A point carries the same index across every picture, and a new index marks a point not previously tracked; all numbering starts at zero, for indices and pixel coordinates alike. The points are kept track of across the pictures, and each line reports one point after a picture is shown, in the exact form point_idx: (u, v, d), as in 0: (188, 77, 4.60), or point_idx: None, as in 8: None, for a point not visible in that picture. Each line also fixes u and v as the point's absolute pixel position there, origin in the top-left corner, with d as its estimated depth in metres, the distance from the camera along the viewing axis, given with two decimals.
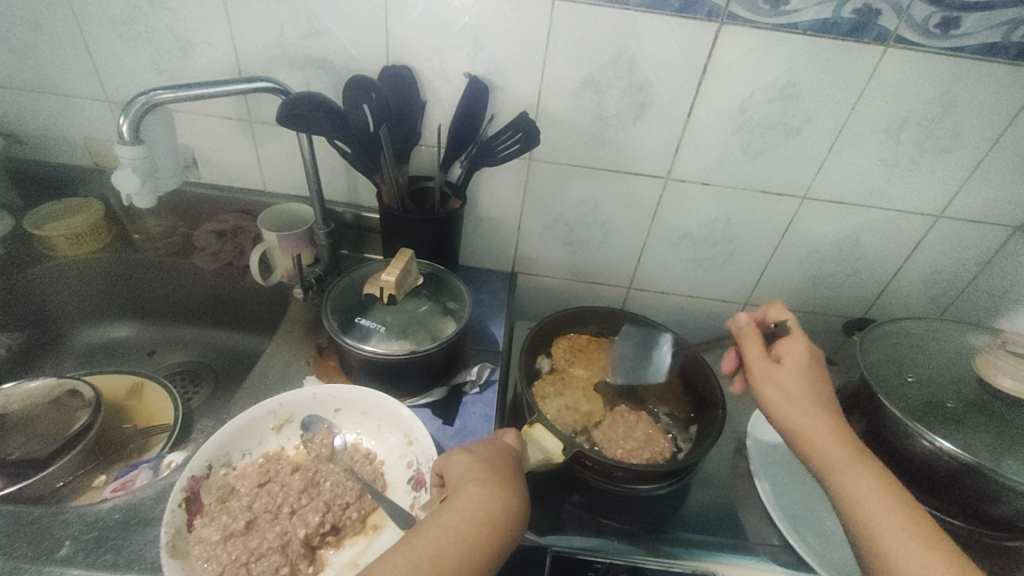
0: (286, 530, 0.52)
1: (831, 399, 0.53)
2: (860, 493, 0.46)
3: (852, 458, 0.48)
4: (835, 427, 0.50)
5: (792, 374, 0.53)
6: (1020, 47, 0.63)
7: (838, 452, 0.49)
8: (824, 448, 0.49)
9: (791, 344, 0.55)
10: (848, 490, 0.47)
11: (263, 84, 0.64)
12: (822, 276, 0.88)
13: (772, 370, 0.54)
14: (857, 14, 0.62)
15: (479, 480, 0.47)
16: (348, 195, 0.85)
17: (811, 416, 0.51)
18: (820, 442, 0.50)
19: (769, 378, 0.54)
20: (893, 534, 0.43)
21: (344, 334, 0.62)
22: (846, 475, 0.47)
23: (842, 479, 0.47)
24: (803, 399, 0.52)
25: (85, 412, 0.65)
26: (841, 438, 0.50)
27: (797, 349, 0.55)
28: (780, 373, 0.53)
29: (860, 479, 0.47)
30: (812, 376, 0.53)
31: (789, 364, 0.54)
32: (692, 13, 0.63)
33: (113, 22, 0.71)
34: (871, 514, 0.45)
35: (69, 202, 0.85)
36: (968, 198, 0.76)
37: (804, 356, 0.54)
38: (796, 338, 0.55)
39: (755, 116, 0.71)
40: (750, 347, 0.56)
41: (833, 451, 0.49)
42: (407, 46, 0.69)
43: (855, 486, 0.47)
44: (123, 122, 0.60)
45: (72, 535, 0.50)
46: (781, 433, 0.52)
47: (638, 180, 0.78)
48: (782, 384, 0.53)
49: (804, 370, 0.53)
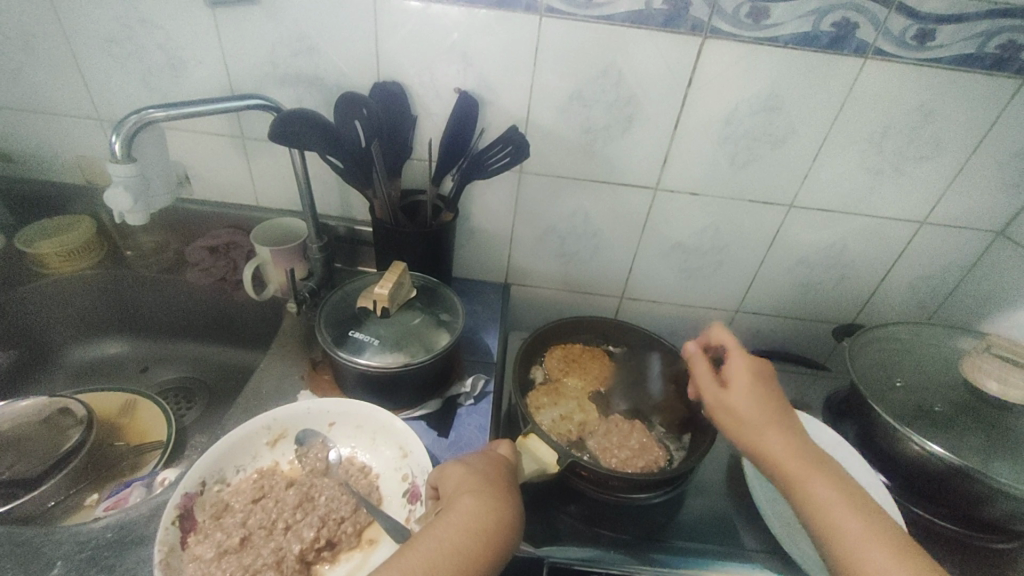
0: (280, 546, 0.52)
1: (783, 412, 0.53)
2: (829, 503, 0.46)
3: (811, 469, 0.49)
4: (789, 440, 0.51)
5: (738, 395, 0.54)
6: (994, 57, 0.65)
7: (796, 465, 0.49)
8: (783, 463, 0.50)
9: (737, 364, 0.56)
10: (817, 500, 0.47)
11: (254, 101, 0.65)
12: (811, 283, 0.89)
13: (721, 394, 0.55)
14: (836, 27, 0.64)
15: (475, 493, 0.48)
16: (341, 209, 0.86)
17: (763, 433, 0.51)
18: (777, 458, 0.50)
19: (720, 403, 0.55)
20: (861, 542, 0.43)
21: (337, 348, 0.62)
22: (809, 487, 0.48)
23: (807, 492, 0.47)
24: (753, 418, 0.52)
25: (76, 431, 0.65)
26: (798, 451, 0.50)
27: (740, 368, 0.56)
28: (727, 396, 0.55)
29: (824, 489, 0.47)
30: (760, 392, 0.54)
31: (733, 385, 0.55)
32: (676, 28, 0.65)
33: (105, 41, 0.72)
34: (842, 522, 0.45)
35: (61, 220, 0.85)
36: (951, 204, 0.77)
37: (748, 374, 0.55)
38: (737, 358, 0.57)
39: (741, 127, 0.72)
40: (699, 372, 0.58)
41: (792, 464, 0.49)
42: (398, 62, 0.71)
43: (819, 498, 0.47)
44: (116, 140, 0.60)
45: (64, 555, 0.49)
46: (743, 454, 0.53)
47: (627, 190, 0.79)
48: (731, 406, 0.54)
49: (748, 388, 0.54)
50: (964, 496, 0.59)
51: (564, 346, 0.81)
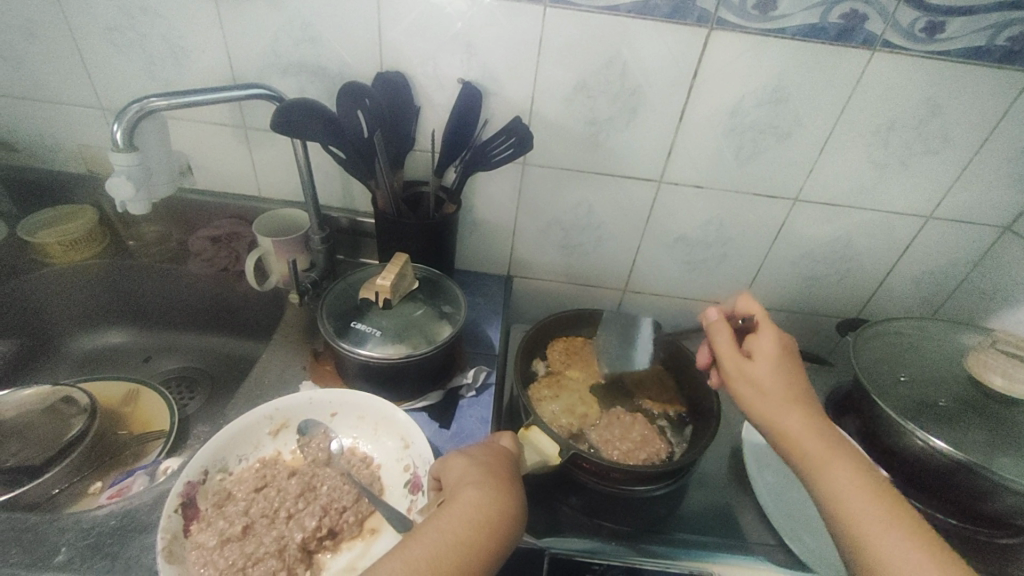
0: (283, 535, 0.52)
1: (804, 389, 0.53)
2: (842, 487, 0.46)
3: (831, 451, 0.48)
4: (812, 419, 0.50)
5: (765, 370, 0.53)
6: (1004, 50, 0.64)
7: (817, 445, 0.49)
8: (806, 441, 0.49)
9: (763, 337, 0.55)
10: (828, 486, 0.47)
11: (256, 91, 0.65)
12: (815, 277, 0.88)
13: (747, 367, 0.54)
14: (844, 18, 0.63)
15: (477, 484, 0.48)
16: (344, 199, 0.86)
17: (788, 409, 0.51)
18: (799, 435, 0.50)
19: (744, 376, 0.54)
20: (875, 531, 0.43)
21: (340, 339, 0.62)
22: (828, 469, 0.47)
23: (824, 474, 0.47)
24: (779, 394, 0.51)
25: (80, 420, 0.65)
26: (819, 430, 0.50)
27: (767, 343, 0.55)
28: (755, 369, 0.53)
29: (841, 471, 0.47)
30: (785, 368, 0.53)
31: (761, 358, 0.54)
32: (682, 18, 0.64)
33: (106, 29, 0.71)
34: (853, 510, 0.45)
35: (63, 209, 0.85)
36: (957, 199, 0.77)
37: (776, 348, 0.54)
38: (766, 331, 0.55)
39: (746, 120, 0.72)
40: (723, 342, 0.56)
41: (813, 444, 0.49)
42: (400, 53, 0.70)
43: (837, 480, 0.47)
44: (117, 129, 0.60)
45: (68, 542, 0.50)
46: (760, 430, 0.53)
47: (631, 183, 0.79)
48: (756, 379, 0.53)
49: (776, 363, 0.53)
50: (968, 491, 0.59)
51: (566, 338, 0.81)
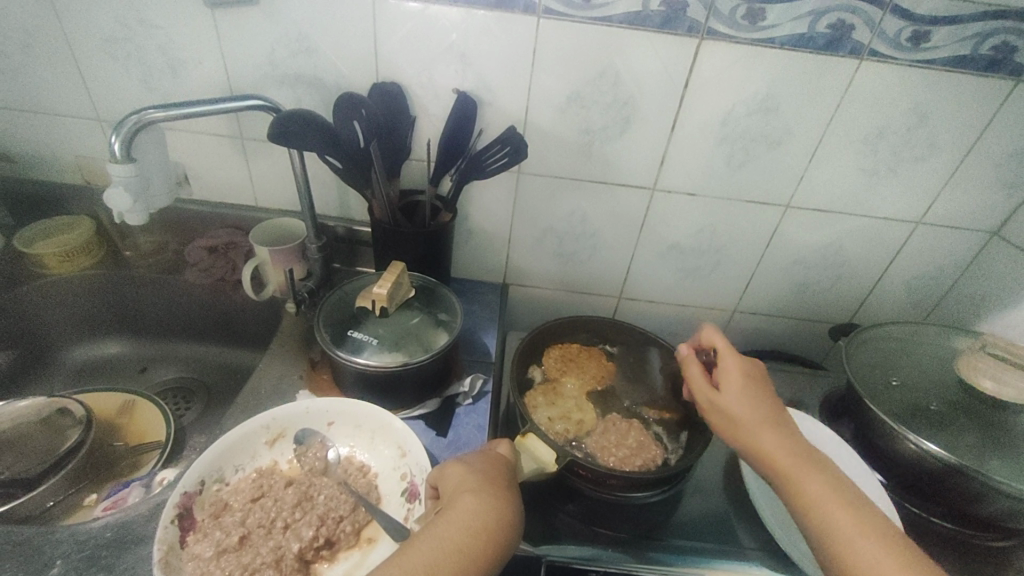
0: (279, 545, 0.52)
1: (777, 413, 0.53)
2: (815, 501, 0.46)
3: (804, 468, 0.49)
4: (785, 437, 0.51)
5: (732, 398, 0.54)
6: (988, 59, 0.65)
7: (790, 461, 0.49)
8: (777, 460, 0.50)
9: (728, 364, 0.57)
10: (803, 499, 0.47)
11: (254, 102, 0.65)
12: (808, 282, 0.89)
13: (714, 397, 0.55)
14: (832, 28, 0.64)
15: (475, 492, 0.48)
16: (340, 209, 0.86)
17: (757, 432, 0.52)
18: (771, 454, 0.50)
19: (713, 405, 0.55)
20: (849, 541, 0.43)
21: (336, 348, 0.62)
22: (800, 484, 0.48)
23: (797, 489, 0.48)
24: (747, 418, 0.52)
25: (76, 431, 0.65)
26: (793, 448, 0.50)
27: (733, 369, 0.56)
28: (721, 399, 0.55)
29: (813, 486, 0.47)
30: (753, 392, 0.54)
31: (727, 387, 0.55)
32: (673, 29, 0.65)
33: (104, 42, 0.72)
34: (827, 521, 0.45)
35: (60, 220, 0.85)
36: (947, 204, 0.78)
37: (741, 376, 0.55)
38: (730, 359, 0.57)
39: (737, 129, 0.73)
40: (693, 375, 0.58)
41: (785, 462, 0.49)
42: (396, 63, 0.71)
43: (815, 497, 0.47)
44: (116, 141, 0.60)
45: (63, 554, 0.49)
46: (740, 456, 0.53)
47: (624, 191, 0.80)
48: (724, 407, 0.54)
49: (742, 389, 0.54)
50: (960, 495, 0.59)
51: (562, 345, 0.81)
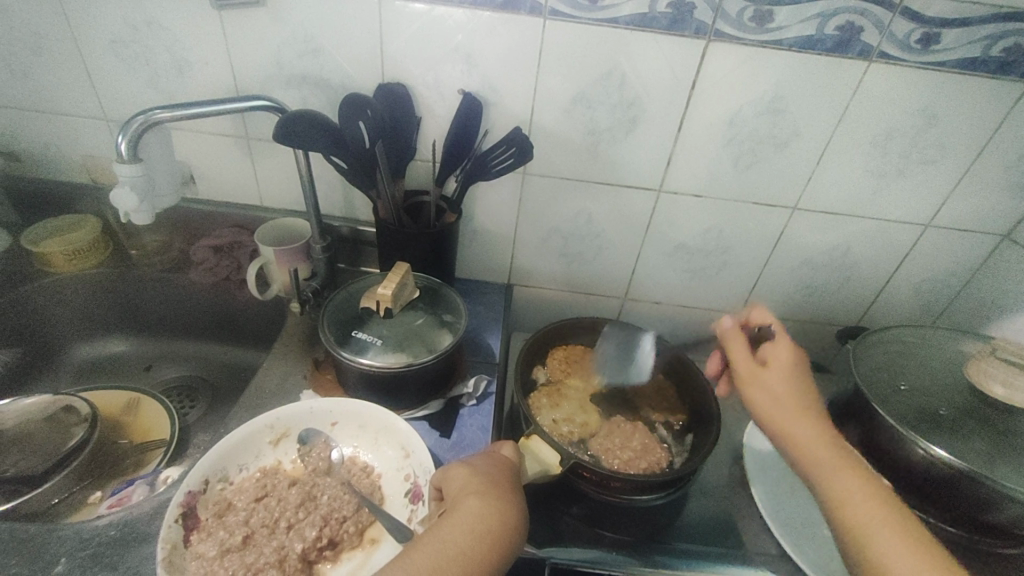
0: (283, 545, 0.52)
1: (818, 401, 0.53)
2: (847, 492, 0.46)
3: (839, 458, 0.48)
4: (823, 426, 0.51)
5: (779, 379, 0.53)
6: (999, 61, 0.64)
7: (827, 451, 0.49)
8: (814, 448, 0.49)
9: (778, 346, 0.56)
10: (834, 489, 0.47)
11: (260, 102, 0.65)
12: (815, 285, 0.89)
13: (760, 375, 0.54)
14: (840, 30, 0.64)
15: (479, 494, 0.48)
16: (345, 209, 0.86)
17: (798, 418, 0.51)
18: (808, 440, 0.50)
19: (756, 383, 0.54)
20: (878, 535, 0.43)
21: (341, 348, 0.62)
22: (833, 473, 0.48)
23: (829, 478, 0.48)
24: (791, 402, 0.52)
25: (80, 429, 0.65)
26: (830, 437, 0.50)
27: (783, 353, 0.55)
28: (767, 378, 0.54)
29: (847, 477, 0.47)
30: (799, 376, 0.54)
31: (774, 368, 0.54)
32: (680, 30, 0.65)
33: (112, 42, 0.72)
34: (856, 512, 0.45)
35: (67, 219, 0.86)
36: (956, 207, 0.77)
37: (791, 359, 0.55)
38: (783, 341, 0.56)
39: (744, 130, 0.72)
40: (737, 350, 0.57)
41: (821, 450, 0.49)
42: (402, 64, 0.71)
43: (846, 488, 0.47)
44: (122, 140, 0.61)
45: (67, 552, 0.50)
46: (768, 437, 0.53)
47: (630, 192, 0.79)
48: (768, 386, 0.53)
49: (788, 374, 0.54)
50: (968, 501, 0.59)
51: (566, 347, 0.81)
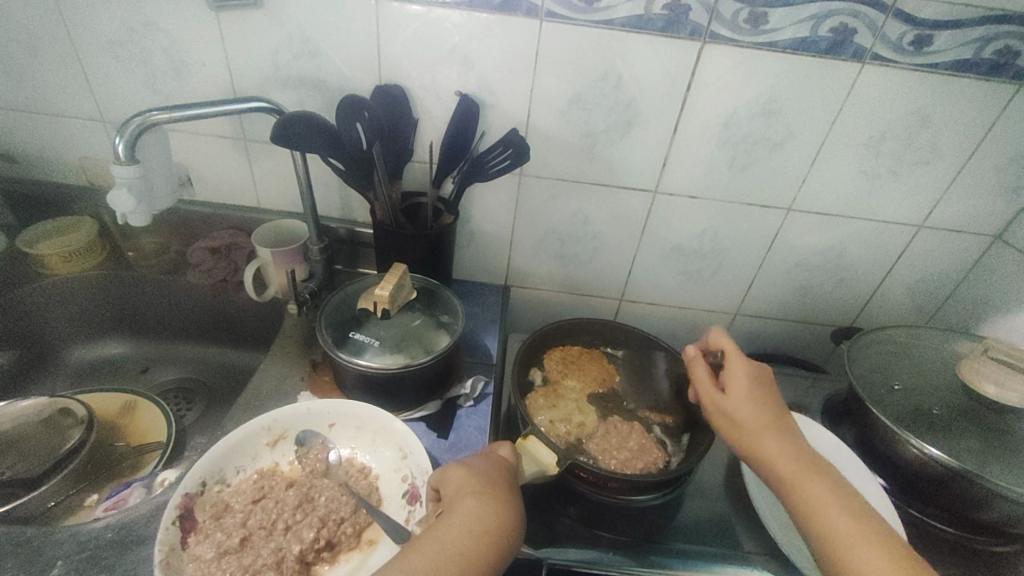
0: (280, 547, 0.52)
1: (782, 417, 0.53)
2: (815, 507, 0.46)
3: (806, 473, 0.49)
4: (787, 441, 0.51)
5: (735, 401, 0.54)
6: (991, 63, 0.65)
7: (792, 467, 0.49)
8: (778, 465, 0.50)
9: (734, 366, 0.56)
10: (804, 504, 0.47)
11: (257, 104, 0.66)
12: (811, 285, 0.89)
13: (719, 400, 0.56)
14: (834, 32, 0.64)
15: (477, 494, 0.48)
16: (342, 211, 0.86)
17: (760, 437, 0.52)
18: (773, 457, 0.50)
19: (718, 409, 0.56)
20: (848, 549, 0.43)
21: (338, 349, 0.62)
22: (801, 488, 0.48)
23: (798, 494, 0.48)
24: (751, 421, 0.53)
25: (77, 431, 0.65)
26: (795, 451, 0.50)
27: (738, 370, 0.56)
28: (725, 403, 0.55)
29: (814, 491, 0.47)
30: (756, 395, 0.54)
31: (732, 390, 0.55)
32: (675, 32, 0.65)
33: (108, 43, 0.72)
34: (827, 526, 0.45)
35: (64, 220, 0.86)
36: (950, 208, 0.78)
37: (746, 378, 0.55)
38: (736, 360, 0.57)
39: (739, 132, 0.73)
40: (699, 377, 0.59)
41: (786, 468, 0.49)
42: (398, 66, 0.71)
43: (813, 504, 0.47)
44: (119, 142, 0.61)
45: (64, 554, 0.49)
46: (743, 459, 0.54)
47: (626, 193, 0.80)
48: (727, 410, 0.55)
49: (746, 393, 0.55)
50: (964, 500, 0.59)
51: (563, 348, 0.81)
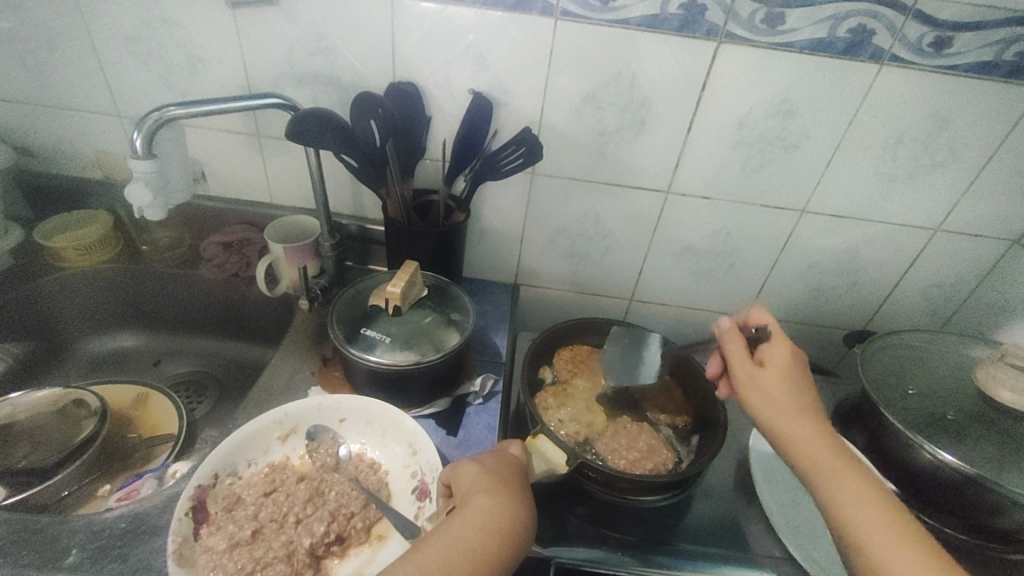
0: (291, 540, 0.52)
1: (815, 403, 0.53)
2: (846, 495, 0.46)
3: (836, 460, 0.48)
4: (820, 428, 0.51)
5: (775, 380, 0.53)
6: (1012, 65, 0.64)
7: (824, 451, 0.49)
8: (812, 450, 0.49)
9: (776, 347, 0.55)
10: (833, 490, 0.47)
11: (272, 100, 0.66)
12: (823, 288, 0.88)
13: (757, 374, 0.54)
14: (852, 33, 0.64)
15: (490, 491, 0.48)
16: (353, 207, 0.87)
17: (795, 419, 0.51)
18: (805, 443, 0.50)
19: (754, 385, 0.54)
20: (875, 539, 0.43)
21: (349, 345, 0.62)
22: (832, 475, 0.47)
23: (827, 481, 0.47)
24: (788, 403, 0.52)
25: (91, 422, 0.66)
26: (827, 440, 0.50)
27: (780, 352, 0.55)
28: (764, 379, 0.53)
29: (845, 479, 0.47)
30: (795, 377, 0.54)
31: (772, 368, 0.54)
32: (691, 32, 0.65)
33: (125, 39, 0.73)
34: (856, 518, 0.45)
35: (79, 214, 0.87)
36: (966, 212, 0.77)
37: (788, 360, 0.54)
38: (779, 340, 0.56)
39: (753, 132, 0.72)
40: (734, 349, 0.56)
41: (820, 452, 0.49)
42: (412, 64, 0.71)
43: (844, 491, 0.46)
44: (136, 137, 0.61)
45: (78, 543, 0.50)
46: (769, 439, 0.52)
47: (638, 193, 0.80)
48: (766, 387, 0.53)
49: (786, 374, 0.53)
50: (978, 506, 0.58)
51: (572, 347, 0.81)
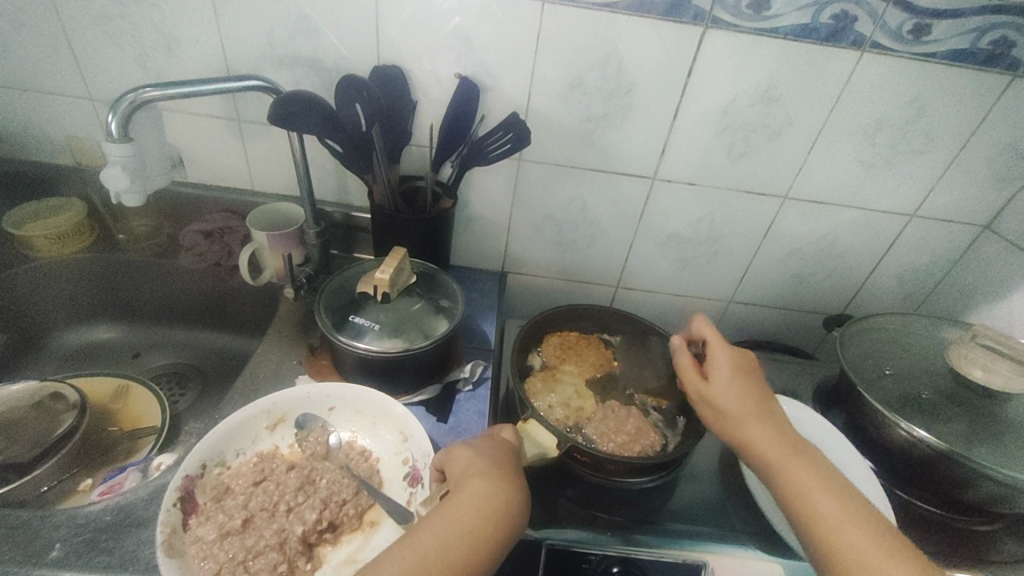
0: (283, 528, 0.52)
1: (766, 403, 0.54)
2: (804, 489, 0.48)
3: (793, 455, 0.50)
4: (770, 428, 0.52)
5: (720, 389, 0.55)
6: (987, 53, 0.66)
7: (779, 452, 0.51)
8: (764, 451, 0.51)
9: (718, 357, 0.57)
10: (790, 485, 0.48)
11: (253, 83, 0.64)
12: (804, 274, 0.90)
13: (703, 387, 0.56)
14: (835, 19, 0.64)
15: (484, 475, 0.48)
16: (338, 194, 0.85)
17: (745, 424, 0.53)
18: (758, 445, 0.52)
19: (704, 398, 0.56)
20: (835, 523, 0.45)
21: (337, 333, 0.62)
22: (786, 470, 0.50)
23: (787, 476, 0.49)
24: (735, 409, 0.54)
25: (69, 416, 0.64)
26: (781, 441, 0.51)
27: (721, 360, 0.57)
28: (711, 389, 0.56)
29: (801, 474, 0.49)
30: (741, 382, 0.56)
31: (716, 378, 0.56)
32: (677, 17, 0.65)
33: (96, 19, 0.70)
34: (813, 504, 0.47)
35: (49, 202, 0.83)
36: (941, 198, 0.79)
37: (730, 366, 0.57)
38: (719, 348, 0.58)
39: (738, 119, 0.73)
40: (682, 365, 0.59)
41: (772, 450, 0.51)
42: (397, 48, 0.70)
43: (800, 484, 0.48)
44: (112, 121, 0.59)
45: (62, 537, 0.49)
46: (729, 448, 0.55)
47: (625, 180, 0.80)
48: (714, 398, 0.55)
49: (732, 382, 0.55)
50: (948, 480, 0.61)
51: (561, 334, 0.81)
